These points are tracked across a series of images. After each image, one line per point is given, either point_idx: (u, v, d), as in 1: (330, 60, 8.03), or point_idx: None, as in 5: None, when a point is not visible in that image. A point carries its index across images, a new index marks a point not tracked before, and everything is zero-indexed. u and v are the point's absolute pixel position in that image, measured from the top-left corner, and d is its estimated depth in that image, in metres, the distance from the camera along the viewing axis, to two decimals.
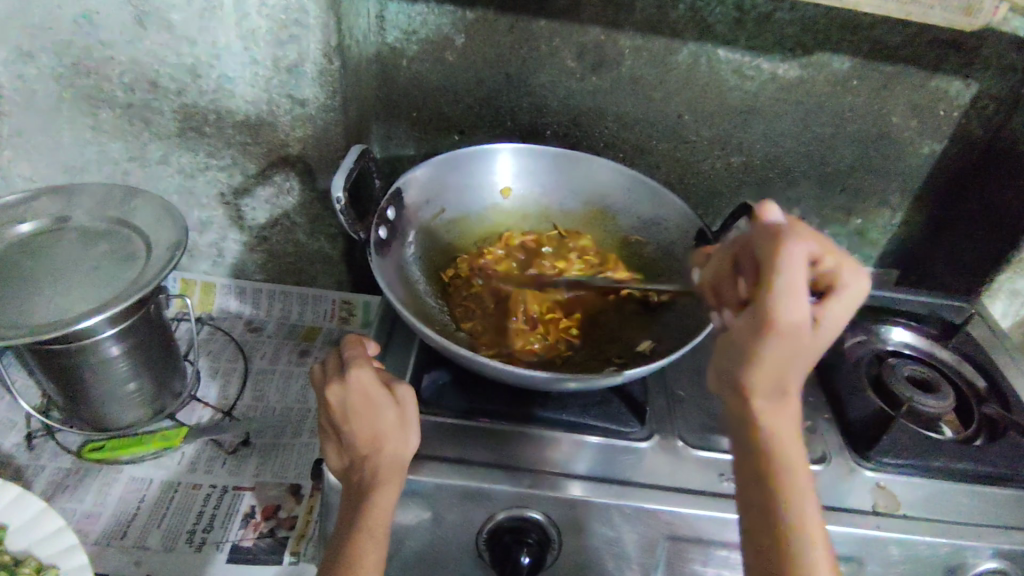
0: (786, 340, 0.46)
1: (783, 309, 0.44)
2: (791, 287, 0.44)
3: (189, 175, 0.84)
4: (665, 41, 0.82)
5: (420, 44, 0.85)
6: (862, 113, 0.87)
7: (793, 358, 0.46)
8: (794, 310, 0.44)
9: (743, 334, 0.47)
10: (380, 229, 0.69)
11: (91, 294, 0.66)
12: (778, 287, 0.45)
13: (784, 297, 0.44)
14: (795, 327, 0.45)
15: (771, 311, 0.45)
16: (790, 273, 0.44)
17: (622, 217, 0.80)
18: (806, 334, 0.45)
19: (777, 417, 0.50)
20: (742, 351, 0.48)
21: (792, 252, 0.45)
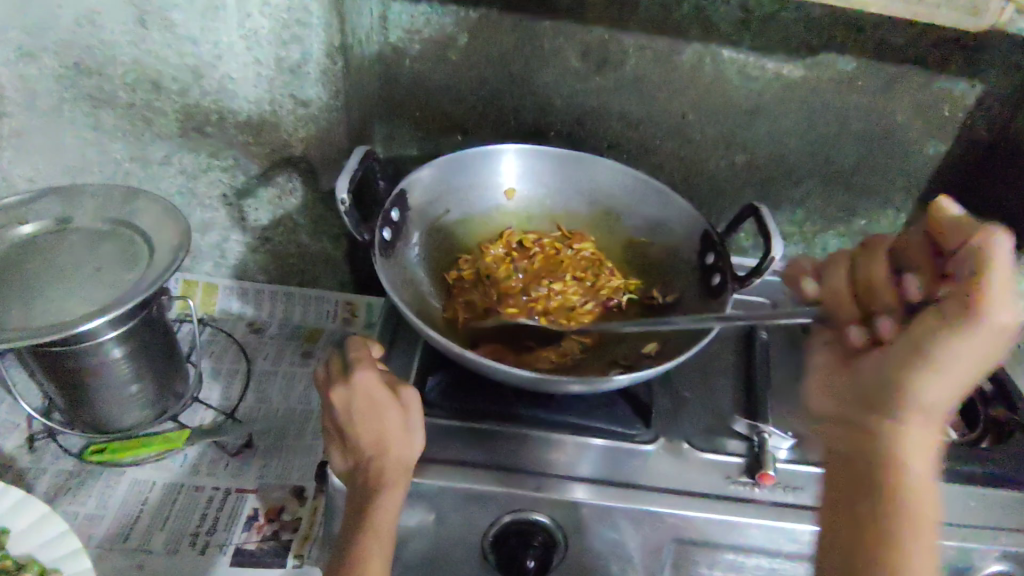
0: (977, 343, 0.43)
1: (990, 309, 0.42)
2: (1000, 286, 0.41)
3: (191, 176, 0.84)
4: (669, 41, 0.82)
5: (422, 44, 0.85)
6: (867, 113, 0.87)
7: (975, 366, 0.44)
8: (1006, 310, 0.41)
9: (929, 332, 0.45)
10: (384, 230, 0.68)
11: (92, 296, 0.65)
12: (991, 284, 0.41)
13: (998, 294, 0.41)
14: (1004, 329, 0.42)
15: (982, 307, 0.42)
16: (1002, 270, 0.41)
17: (627, 218, 0.79)
18: (1005, 338, 0.42)
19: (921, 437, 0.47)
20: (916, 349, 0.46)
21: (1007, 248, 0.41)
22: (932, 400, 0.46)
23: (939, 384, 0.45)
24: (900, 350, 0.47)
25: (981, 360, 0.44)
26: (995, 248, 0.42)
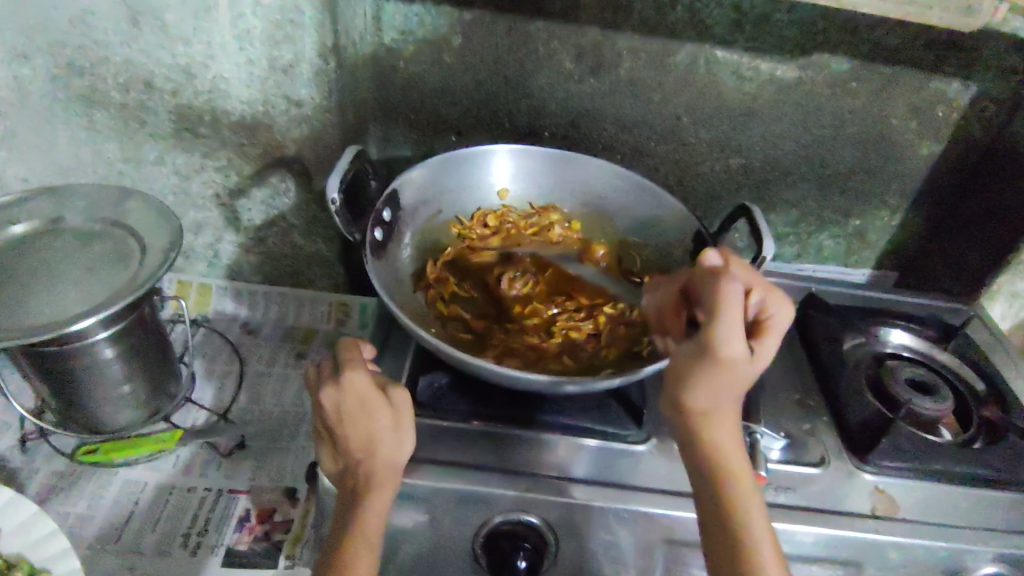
0: (732, 370, 0.50)
1: (723, 345, 0.49)
2: (732, 325, 0.49)
3: (185, 176, 0.84)
4: (664, 42, 0.82)
5: (417, 45, 0.85)
6: (861, 114, 0.87)
7: (735, 385, 0.50)
8: (736, 344, 0.49)
9: (687, 353, 0.52)
10: (376, 231, 0.68)
11: (84, 296, 0.65)
12: (723, 321, 0.49)
13: (725, 328, 0.49)
14: (736, 360, 0.49)
15: (716, 343, 0.49)
16: (731, 310, 0.50)
17: (620, 218, 0.79)
18: (747, 368, 0.50)
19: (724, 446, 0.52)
20: (681, 377, 0.52)
21: (732, 290, 0.50)
22: (711, 404, 0.52)
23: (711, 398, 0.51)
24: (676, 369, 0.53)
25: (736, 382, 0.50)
26: (723, 290, 0.50)
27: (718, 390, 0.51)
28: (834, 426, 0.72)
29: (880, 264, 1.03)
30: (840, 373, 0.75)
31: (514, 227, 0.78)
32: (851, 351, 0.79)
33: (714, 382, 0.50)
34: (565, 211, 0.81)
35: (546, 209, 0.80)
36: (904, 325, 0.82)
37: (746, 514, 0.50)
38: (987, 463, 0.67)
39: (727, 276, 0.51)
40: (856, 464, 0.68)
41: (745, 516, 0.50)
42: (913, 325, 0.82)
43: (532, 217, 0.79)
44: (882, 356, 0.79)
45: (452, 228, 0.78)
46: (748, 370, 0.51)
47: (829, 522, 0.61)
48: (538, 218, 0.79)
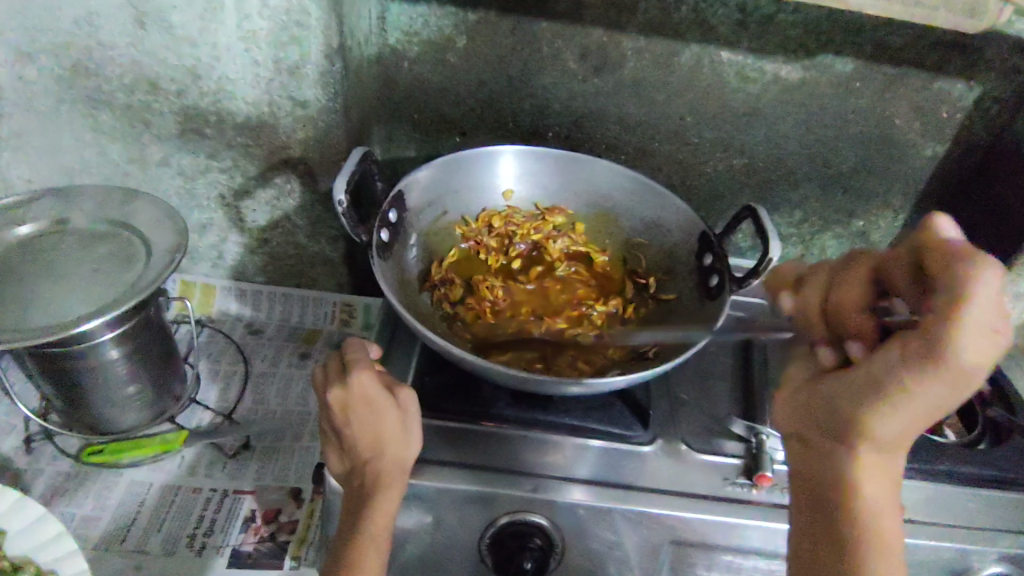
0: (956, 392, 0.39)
1: (954, 360, 0.37)
2: (978, 333, 0.36)
3: (189, 177, 0.84)
4: (668, 42, 0.82)
5: (421, 46, 0.85)
6: (865, 115, 0.87)
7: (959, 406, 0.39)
8: (978, 356, 0.36)
9: (893, 360, 0.41)
10: (382, 231, 0.68)
11: (90, 297, 0.65)
12: (963, 328, 0.36)
13: (963, 336, 0.36)
14: (972, 377, 0.37)
15: (946, 355, 0.37)
16: (977, 311, 0.36)
17: (625, 219, 0.79)
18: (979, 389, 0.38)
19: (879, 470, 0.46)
20: (874, 385, 0.42)
21: (988, 278, 0.35)
22: (895, 427, 0.43)
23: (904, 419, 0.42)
24: (868, 374, 0.43)
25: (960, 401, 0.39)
26: (979, 281, 0.35)
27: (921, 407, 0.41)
28: None
29: None
30: None
31: (518, 228, 0.78)
32: None
33: (922, 401, 0.40)
34: (570, 213, 0.80)
35: (549, 210, 0.80)
36: None
37: (882, 543, 0.45)
38: (992, 464, 0.68)
39: (992, 264, 0.36)
40: None
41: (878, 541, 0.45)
42: None
43: (535, 219, 0.79)
44: None
45: (458, 229, 0.78)
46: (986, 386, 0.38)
47: None
48: (540, 219, 0.80)
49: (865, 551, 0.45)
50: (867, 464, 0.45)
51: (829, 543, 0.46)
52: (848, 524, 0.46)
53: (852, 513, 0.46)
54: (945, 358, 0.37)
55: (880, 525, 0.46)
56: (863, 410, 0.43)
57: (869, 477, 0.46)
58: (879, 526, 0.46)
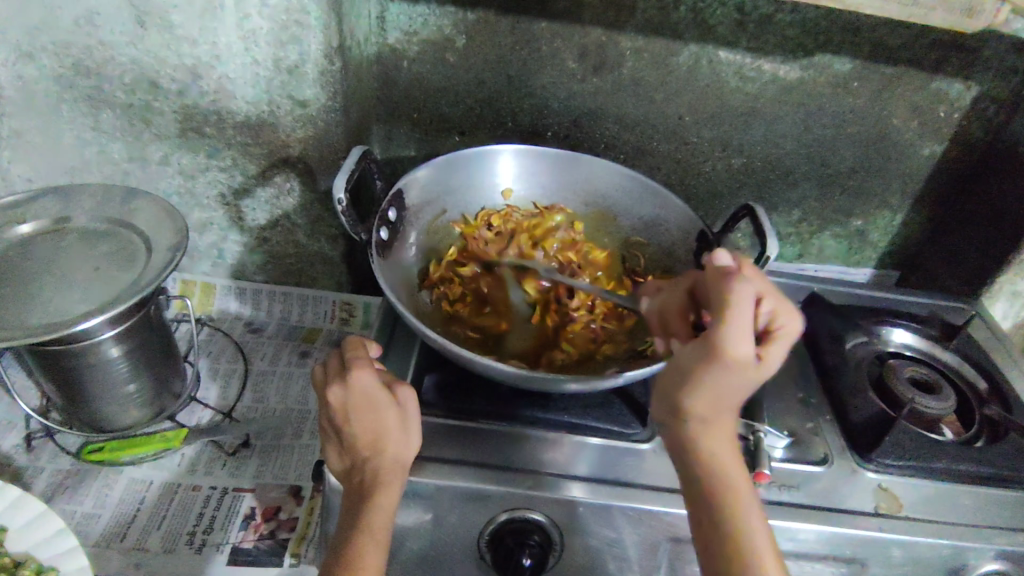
0: (738, 377, 0.47)
1: (731, 348, 0.46)
2: (740, 327, 0.46)
3: (189, 176, 0.84)
4: (666, 42, 0.82)
5: (421, 45, 0.85)
6: (863, 115, 0.87)
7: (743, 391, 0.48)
8: (741, 347, 0.46)
9: (690, 356, 0.49)
10: (381, 230, 0.68)
11: (91, 296, 0.66)
12: (726, 323, 0.46)
13: (729, 333, 0.46)
14: (742, 363, 0.47)
15: (723, 345, 0.46)
16: (741, 310, 0.46)
17: (623, 218, 0.79)
18: (750, 372, 0.47)
19: (715, 448, 0.51)
20: (685, 378, 0.49)
21: (741, 291, 0.47)
22: (710, 409, 0.50)
23: (714, 401, 0.49)
24: (681, 372, 0.49)
25: (737, 384, 0.47)
26: (732, 297, 0.47)
27: (717, 394, 0.48)
28: (837, 425, 0.72)
29: (881, 263, 1.03)
30: (843, 372, 0.76)
31: (516, 226, 0.78)
32: (854, 350, 0.79)
33: (716, 387, 0.48)
34: (569, 211, 0.80)
35: (547, 208, 0.79)
36: (907, 325, 0.82)
37: (737, 512, 0.49)
38: (989, 461, 0.68)
39: (741, 277, 0.48)
40: (860, 462, 0.68)
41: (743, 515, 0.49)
42: (915, 325, 0.82)
43: (534, 216, 0.79)
44: (884, 354, 0.79)
45: (456, 228, 0.78)
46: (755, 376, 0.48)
47: (833, 520, 0.61)
48: (539, 216, 0.79)
49: (721, 526, 0.48)
50: (700, 436, 0.51)
51: (706, 525, 0.50)
52: (712, 505, 0.49)
53: (704, 502, 0.50)
54: (716, 347, 0.46)
55: (732, 499, 0.49)
56: (685, 399, 0.49)
57: (710, 451, 0.51)
58: (733, 505, 0.49)
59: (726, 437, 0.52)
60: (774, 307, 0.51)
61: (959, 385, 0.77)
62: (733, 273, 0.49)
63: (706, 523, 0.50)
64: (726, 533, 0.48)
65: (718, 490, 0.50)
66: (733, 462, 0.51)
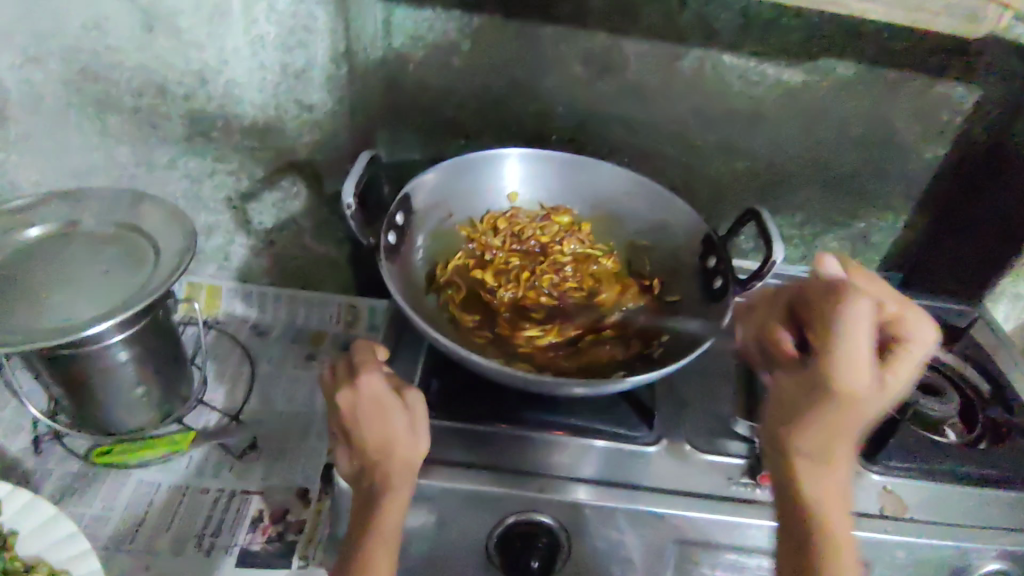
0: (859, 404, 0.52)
1: (842, 374, 0.51)
2: (854, 354, 0.51)
3: (196, 180, 0.84)
4: (671, 46, 0.83)
5: (426, 49, 0.86)
6: (866, 118, 0.88)
7: (849, 419, 0.52)
8: (862, 378, 0.51)
9: (809, 375, 0.54)
10: (390, 234, 0.68)
11: (100, 300, 0.66)
12: (845, 352, 0.51)
13: (852, 359, 0.51)
14: (858, 395, 0.51)
15: (840, 372, 0.51)
16: (855, 334, 0.51)
17: (629, 221, 0.79)
18: (870, 399, 0.51)
19: (824, 480, 0.54)
20: (802, 399, 0.54)
21: (853, 311, 0.51)
22: (816, 437, 0.54)
23: (819, 427, 0.54)
24: (797, 390, 0.55)
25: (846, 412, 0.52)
26: (845, 314, 0.51)
27: (835, 420, 0.53)
28: None
29: (884, 266, 1.03)
30: None
31: (522, 228, 0.78)
32: None
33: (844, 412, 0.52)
34: (575, 214, 0.81)
35: (554, 210, 0.80)
36: None
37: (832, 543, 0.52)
38: (992, 463, 0.68)
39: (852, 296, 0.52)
40: (864, 464, 0.68)
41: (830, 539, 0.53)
42: None
43: (540, 218, 0.79)
44: None
45: (462, 231, 0.78)
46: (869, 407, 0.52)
47: None
48: (545, 219, 0.79)
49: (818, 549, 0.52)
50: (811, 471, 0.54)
51: (791, 545, 0.53)
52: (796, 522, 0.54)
53: (797, 521, 0.54)
54: (839, 371, 0.51)
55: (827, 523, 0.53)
56: (797, 421, 0.54)
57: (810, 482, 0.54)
58: (828, 527, 0.53)
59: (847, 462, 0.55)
60: (902, 324, 0.54)
61: (962, 387, 0.77)
62: (856, 294, 0.52)
63: (796, 543, 0.53)
64: (813, 552, 0.52)
65: (818, 511, 0.53)
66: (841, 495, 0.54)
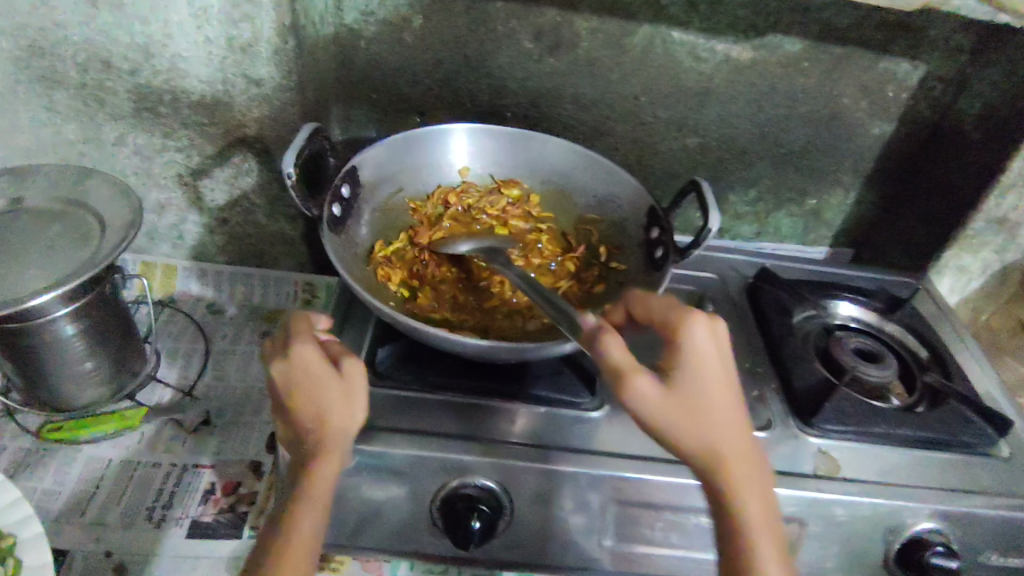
0: (668, 411, 0.48)
1: (634, 396, 0.48)
2: (621, 375, 0.49)
3: (146, 157, 0.84)
4: (621, 22, 0.84)
5: (378, 25, 0.86)
6: (813, 94, 0.89)
7: (673, 413, 0.48)
8: (639, 385, 0.48)
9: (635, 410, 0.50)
10: (334, 206, 0.68)
11: (44, 273, 0.66)
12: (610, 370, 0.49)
13: (627, 383, 0.48)
14: (662, 397, 0.49)
15: (627, 395, 0.49)
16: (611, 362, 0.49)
17: (577, 195, 0.80)
18: (665, 397, 0.49)
19: (733, 469, 0.49)
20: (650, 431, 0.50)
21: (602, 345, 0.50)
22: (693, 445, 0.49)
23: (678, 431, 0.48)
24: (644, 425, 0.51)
25: (668, 423, 0.48)
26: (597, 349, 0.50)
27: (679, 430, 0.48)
28: (782, 393, 0.75)
29: (835, 242, 1.06)
30: (790, 343, 0.78)
31: (472, 204, 0.79)
32: (801, 324, 0.83)
33: (668, 420, 0.48)
34: (525, 188, 0.81)
35: (504, 182, 0.81)
36: (851, 298, 0.85)
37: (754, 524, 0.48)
38: (926, 425, 0.71)
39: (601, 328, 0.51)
40: (801, 428, 0.71)
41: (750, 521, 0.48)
42: (860, 298, 0.85)
43: (491, 192, 0.80)
44: (831, 326, 0.82)
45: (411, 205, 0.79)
46: (680, 398, 0.49)
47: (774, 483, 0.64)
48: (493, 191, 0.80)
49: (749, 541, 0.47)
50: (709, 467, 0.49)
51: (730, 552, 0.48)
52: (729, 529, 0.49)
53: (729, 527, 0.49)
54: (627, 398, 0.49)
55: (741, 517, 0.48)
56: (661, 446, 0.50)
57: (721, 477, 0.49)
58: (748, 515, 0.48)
59: (729, 445, 0.49)
60: (674, 318, 0.52)
61: (904, 357, 0.80)
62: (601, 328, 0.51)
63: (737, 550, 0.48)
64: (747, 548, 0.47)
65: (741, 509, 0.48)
66: (750, 480, 0.49)
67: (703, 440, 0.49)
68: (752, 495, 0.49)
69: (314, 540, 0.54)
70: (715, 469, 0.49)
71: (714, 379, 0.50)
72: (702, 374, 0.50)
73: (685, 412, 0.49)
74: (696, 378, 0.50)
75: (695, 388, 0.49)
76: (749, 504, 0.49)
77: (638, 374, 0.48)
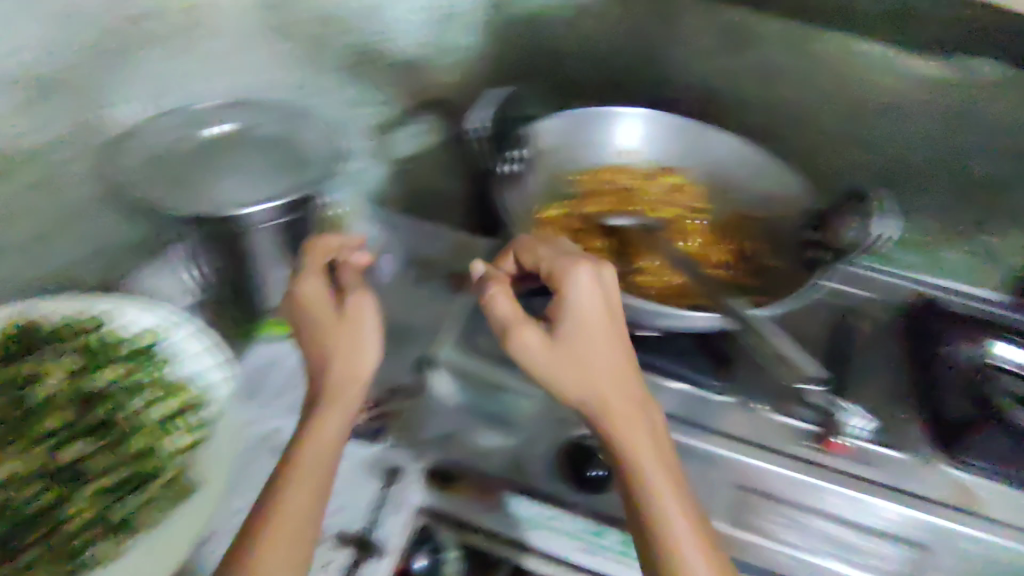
0: (557, 361, 0.52)
1: (519, 347, 0.53)
2: (506, 327, 0.54)
3: (355, 106, 0.96)
4: (806, 27, 0.85)
5: (571, 11, 0.95)
6: (1007, 120, 0.82)
7: (559, 362, 0.52)
8: (524, 335, 0.53)
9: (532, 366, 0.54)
10: (512, 164, 0.76)
11: (254, 192, 0.76)
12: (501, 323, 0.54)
13: (512, 336, 0.53)
14: (551, 345, 0.52)
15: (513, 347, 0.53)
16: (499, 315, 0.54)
17: (738, 190, 0.82)
18: (550, 346, 0.52)
19: (625, 419, 0.51)
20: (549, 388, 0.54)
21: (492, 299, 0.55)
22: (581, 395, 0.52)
23: (567, 381, 0.52)
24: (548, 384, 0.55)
25: (559, 373, 0.52)
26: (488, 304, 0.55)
27: (570, 380, 0.52)
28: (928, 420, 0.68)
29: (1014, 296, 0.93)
30: (941, 369, 0.71)
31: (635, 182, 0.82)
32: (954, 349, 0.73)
33: (554, 369, 0.52)
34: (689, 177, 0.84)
35: (668, 169, 0.85)
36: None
37: (648, 476, 0.49)
38: None
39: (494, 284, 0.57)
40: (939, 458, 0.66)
41: (643, 472, 0.49)
42: None
43: (654, 175, 0.83)
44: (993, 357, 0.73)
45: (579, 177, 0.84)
46: (570, 348, 0.52)
47: (906, 502, 0.61)
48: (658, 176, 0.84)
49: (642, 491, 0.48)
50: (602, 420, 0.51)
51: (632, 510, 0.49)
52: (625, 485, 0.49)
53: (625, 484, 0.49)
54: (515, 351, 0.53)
55: (633, 468, 0.49)
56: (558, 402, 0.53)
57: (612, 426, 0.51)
58: (639, 464, 0.49)
59: (615, 393, 0.52)
60: (552, 270, 0.56)
61: None
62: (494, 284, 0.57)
63: (634, 508, 0.49)
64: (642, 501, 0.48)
65: (633, 462, 0.49)
66: (643, 431, 0.51)
67: (592, 389, 0.51)
68: (645, 446, 0.50)
69: (317, 496, 0.50)
70: (607, 420, 0.51)
71: (591, 327, 0.53)
72: (585, 324, 0.53)
73: (570, 361, 0.52)
74: (577, 329, 0.53)
75: (577, 338, 0.53)
76: (642, 456, 0.49)
77: (524, 325, 0.53)
